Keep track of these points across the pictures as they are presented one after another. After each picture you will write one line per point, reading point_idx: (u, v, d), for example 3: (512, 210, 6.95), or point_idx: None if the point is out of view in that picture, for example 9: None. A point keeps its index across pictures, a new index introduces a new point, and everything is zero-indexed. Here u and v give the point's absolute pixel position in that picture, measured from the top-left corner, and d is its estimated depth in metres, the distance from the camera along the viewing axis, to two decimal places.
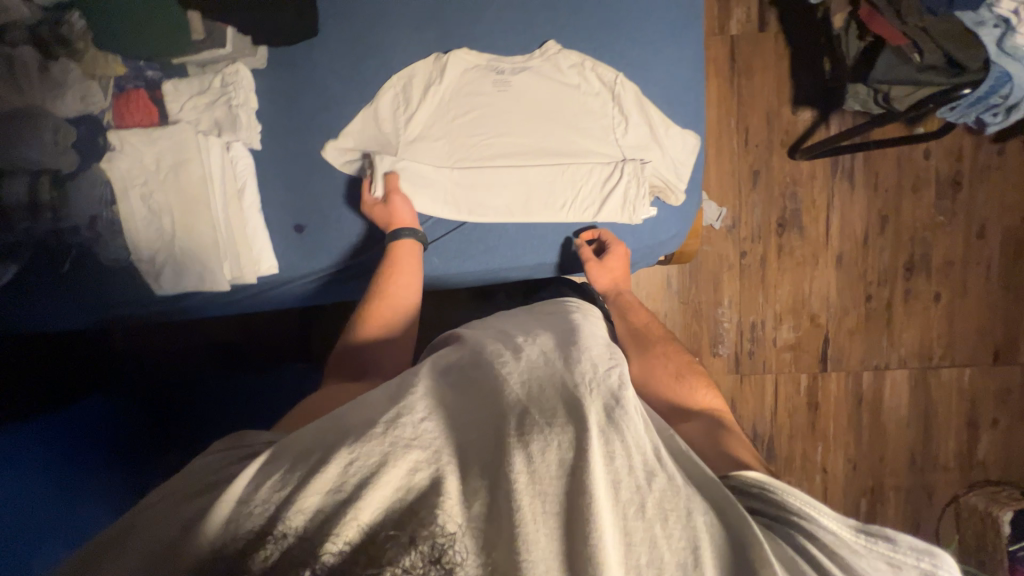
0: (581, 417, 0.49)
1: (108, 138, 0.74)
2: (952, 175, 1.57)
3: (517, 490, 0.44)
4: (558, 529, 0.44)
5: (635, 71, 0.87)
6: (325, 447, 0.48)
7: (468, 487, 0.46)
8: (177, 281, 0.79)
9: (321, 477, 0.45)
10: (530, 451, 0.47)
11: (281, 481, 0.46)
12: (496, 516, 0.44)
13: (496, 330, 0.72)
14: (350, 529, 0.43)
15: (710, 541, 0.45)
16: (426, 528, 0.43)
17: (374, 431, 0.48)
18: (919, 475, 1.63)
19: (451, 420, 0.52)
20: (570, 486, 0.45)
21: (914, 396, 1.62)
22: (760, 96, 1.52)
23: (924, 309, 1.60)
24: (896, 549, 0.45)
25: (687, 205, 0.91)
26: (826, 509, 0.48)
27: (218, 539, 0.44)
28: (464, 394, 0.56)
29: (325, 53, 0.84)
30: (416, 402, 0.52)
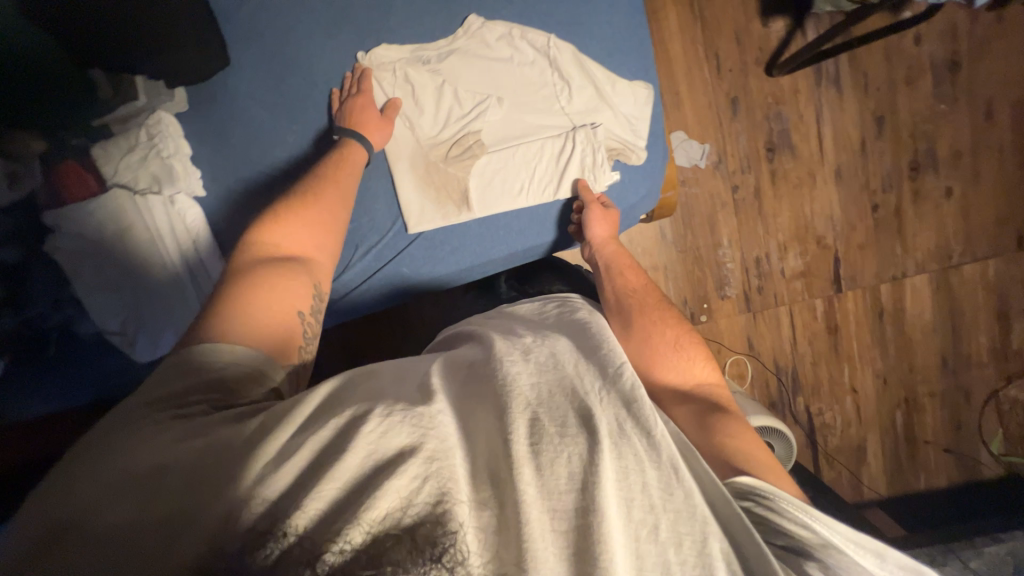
0: (595, 427, 0.45)
1: (46, 219, 0.73)
2: (949, 57, 1.44)
3: (525, 504, 0.40)
4: (563, 547, 0.40)
5: (570, 29, 0.81)
6: (348, 426, 0.42)
7: (479, 491, 0.41)
8: (154, 347, 0.79)
9: (341, 467, 0.39)
10: (541, 460, 0.43)
11: (309, 462, 0.39)
12: (500, 533, 0.40)
13: (501, 328, 0.67)
14: (360, 525, 0.36)
15: (726, 568, 0.41)
16: (441, 531, 0.38)
17: (397, 417, 0.43)
18: (953, 377, 1.58)
19: (465, 415, 0.47)
20: (581, 499, 0.41)
21: (937, 299, 1.55)
22: (724, 16, 1.40)
23: (935, 207, 1.51)
24: (890, 566, 0.46)
25: (654, 160, 0.86)
26: (828, 520, 0.45)
27: (216, 535, 0.36)
28: (479, 387, 0.51)
29: (240, 80, 0.79)
30: (437, 390, 0.47)
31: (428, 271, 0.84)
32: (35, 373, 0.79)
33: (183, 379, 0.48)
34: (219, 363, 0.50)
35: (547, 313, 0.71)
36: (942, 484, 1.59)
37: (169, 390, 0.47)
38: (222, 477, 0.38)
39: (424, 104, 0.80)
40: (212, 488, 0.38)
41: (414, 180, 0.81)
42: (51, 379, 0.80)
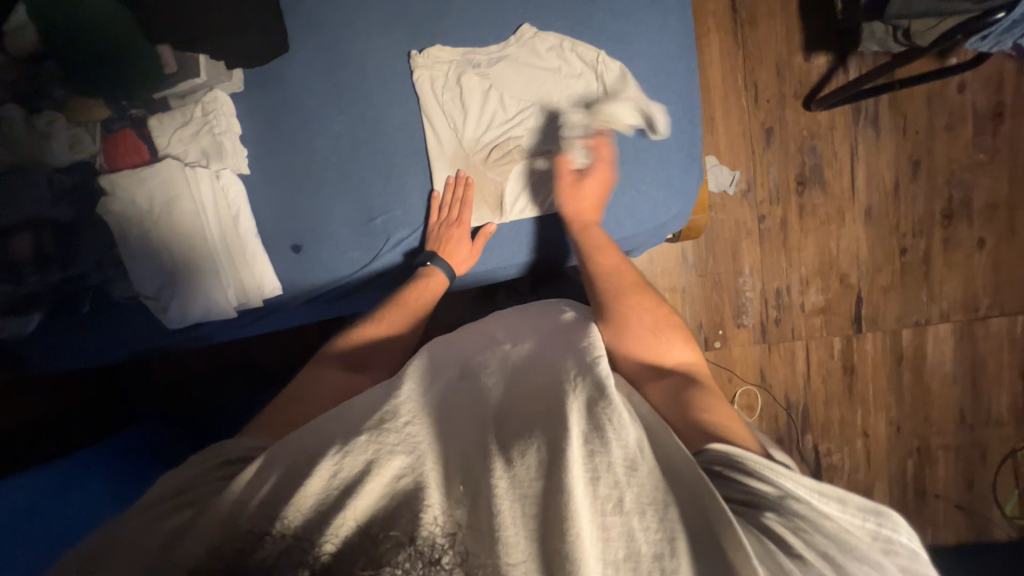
0: (561, 421, 0.48)
1: (100, 182, 0.76)
2: (992, 108, 1.43)
3: (496, 495, 0.44)
4: (536, 527, 0.43)
5: (618, 47, 0.81)
6: (317, 451, 0.47)
7: (452, 491, 0.45)
8: (184, 314, 0.81)
9: (311, 484, 0.44)
10: (511, 455, 0.46)
11: (274, 487, 0.45)
12: (475, 522, 0.43)
13: (483, 333, 0.72)
14: (343, 529, 0.42)
15: (687, 532, 0.43)
16: (419, 525, 0.42)
17: (359, 438, 0.47)
18: (970, 432, 1.54)
19: (437, 425, 0.51)
20: (548, 484, 0.44)
21: (960, 350, 1.52)
22: (767, 47, 1.41)
23: (966, 257, 1.48)
24: (845, 509, 0.46)
25: (688, 183, 0.85)
26: (781, 470, 0.48)
27: (216, 545, 0.42)
28: (452, 401, 0.56)
29: (297, 67, 0.82)
30: (403, 406, 0.52)
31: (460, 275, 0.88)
32: (73, 326, 0.82)
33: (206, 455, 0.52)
34: (234, 445, 0.54)
35: (536, 317, 0.75)
36: (948, 541, 1.55)
37: (184, 471, 0.50)
38: (220, 518, 0.44)
39: (470, 106, 0.82)
40: (211, 534, 0.43)
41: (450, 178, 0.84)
42: (88, 334, 0.83)
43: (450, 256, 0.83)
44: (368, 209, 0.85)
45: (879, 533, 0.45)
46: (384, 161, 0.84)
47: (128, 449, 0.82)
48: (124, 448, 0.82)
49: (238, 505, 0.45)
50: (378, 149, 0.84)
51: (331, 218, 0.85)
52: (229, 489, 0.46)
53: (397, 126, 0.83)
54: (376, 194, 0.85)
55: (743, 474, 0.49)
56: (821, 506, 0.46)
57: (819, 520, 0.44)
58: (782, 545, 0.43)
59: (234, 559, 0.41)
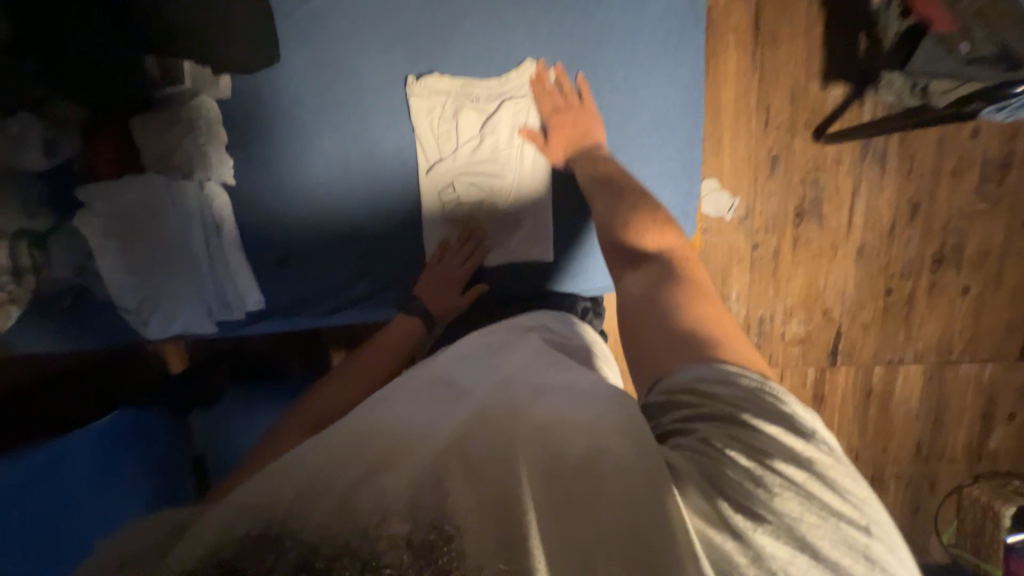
0: (518, 424, 0.48)
1: (78, 192, 0.74)
2: (1001, 157, 1.40)
3: (453, 482, 0.41)
4: (500, 509, 0.40)
5: (623, 96, 0.79)
6: (273, 471, 0.45)
7: (407, 482, 0.42)
8: (167, 325, 0.81)
9: (285, 491, 0.41)
10: (472, 451, 0.45)
11: (245, 498, 0.41)
12: (442, 511, 0.39)
13: (450, 352, 0.70)
14: (301, 535, 0.38)
15: (656, 512, 0.39)
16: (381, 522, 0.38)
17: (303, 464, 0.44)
18: (923, 465, 1.62)
19: (393, 430, 0.49)
20: (506, 468, 0.43)
21: (927, 389, 1.57)
22: (784, 71, 1.36)
23: (948, 302, 1.50)
24: (785, 406, 0.45)
25: (678, 238, 0.84)
26: (723, 377, 0.47)
27: (209, 545, 0.37)
28: (414, 409, 0.54)
29: (288, 80, 0.78)
30: (360, 427, 0.50)
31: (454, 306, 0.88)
32: (58, 324, 0.83)
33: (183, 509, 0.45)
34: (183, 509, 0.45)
35: (508, 330, 0.75)
36: None
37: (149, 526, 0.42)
38: (208, 527, 0.39)
39: (466, 141, 0.81)
40: (201, 539, 0.38)
41: (442, 212, 0.83)
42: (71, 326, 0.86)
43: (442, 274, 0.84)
44: (355, 230, 0.84)
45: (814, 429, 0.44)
46: (374, 182, 0.82)
47: (127, 436, 0.79)
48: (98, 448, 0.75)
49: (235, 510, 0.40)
50: (369, 172, 0.81)
51: (316, 236, 0.83)
52: (227, 498, 0.43)
53: (389, 152, 0.81)
54: (364, 218, 0.83)
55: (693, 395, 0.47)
56: (760, 414, 0.44)
57: (767, 433, 0.42)
58: (733, 489, 0.41)
59: (228, 561, 0.36)
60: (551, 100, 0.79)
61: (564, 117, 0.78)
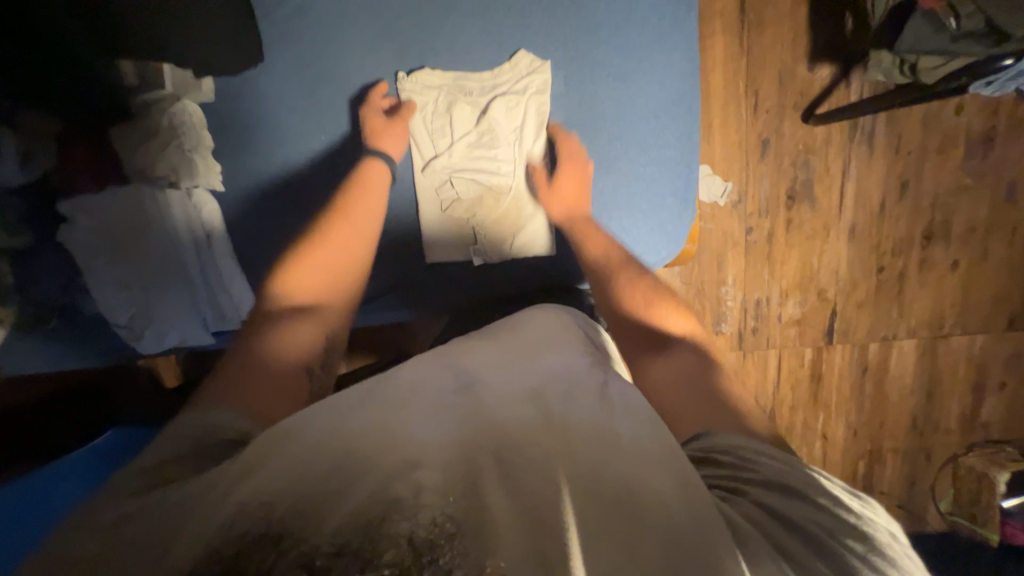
0: (559, 432, 0.48)
1: (58, 207, 0.70)
2: (985, 132, 1.42)
3: (492, 491, 0.42)
4: (540, 522, 0.40)
5: (618, 84, 0.78)
6: (295, 454, 0.44)
7: (442, 482, 0.42)
8: (160, 342, 0.78)
9: (292, 489, 0.41)
10: (510, 460, 0.45)
11: (259, 482, 0.41)
12: (470, 515, 0.40)
13: (469, 341, 0.68)
14: (327, 527, 0.38)
15: (690, 537, 0.41)
16: (405, 519, 0.39)
17: (330, 450, 0.44)
18: (919, 438, 1.65)
19: (429, 428, 0.48)
20: (549, 482, 0.43)
21: (920, 364, 1.60)
22: (771, 55, 1.36)
23: (938, 278, 1.53)
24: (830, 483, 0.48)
25: (679, 226, 0.83)
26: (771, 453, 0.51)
27: (210, 535, 0.38)
28: (442, 406, 0.52)
29: (276, 82, 0.76)
30: (390, 419, 0.49)
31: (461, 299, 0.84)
32: (35, 353, 0.76)
33: (198, 413, 0.52)
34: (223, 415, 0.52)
35: (528, 321, 0.71)
36: None
37: (170, 443, 0.48)
38: (215, 523, 0.38)
39: (460, 136, 0.80)
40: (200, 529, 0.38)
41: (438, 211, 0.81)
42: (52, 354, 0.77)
43: (388, 146, 0.77)
44: None
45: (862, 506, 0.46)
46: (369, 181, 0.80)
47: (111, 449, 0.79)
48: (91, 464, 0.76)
49: (228, 504, 0.40)
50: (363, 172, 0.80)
51: None
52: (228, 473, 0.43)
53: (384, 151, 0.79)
54: None
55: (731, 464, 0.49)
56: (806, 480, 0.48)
57: (812, 497, 0.45)
58: (779, 538, 0.43)
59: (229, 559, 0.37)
60: (566, 149, 0.79)
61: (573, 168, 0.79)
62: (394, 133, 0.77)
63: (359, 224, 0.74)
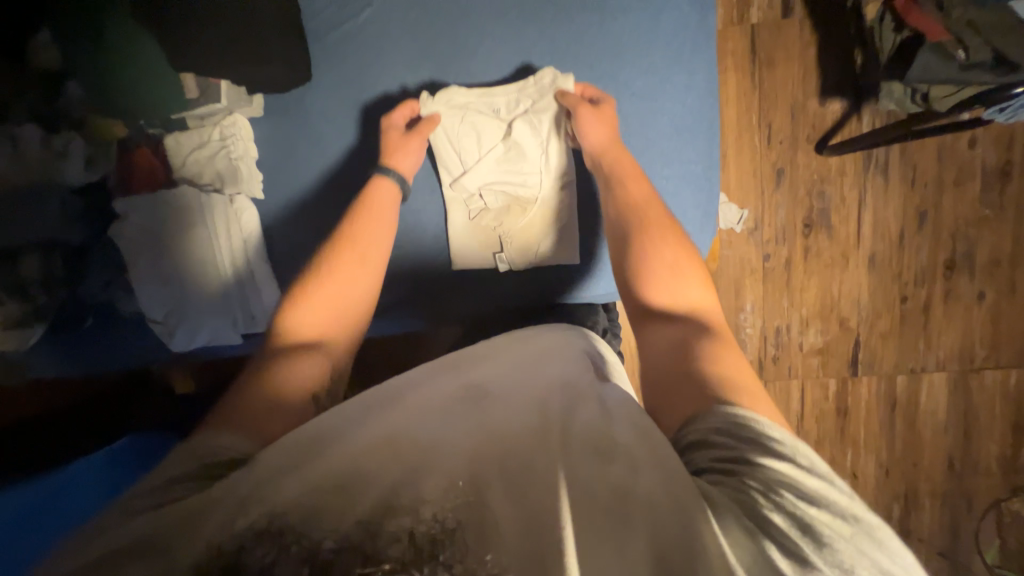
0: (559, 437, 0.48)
1: (114, 206, 0.77)
2: (1002, 165, 1.43)
3: (497, 502, 0.42)
4: (540, 531, 0.40)
5: (641, 103, 0.82)
6: (301, 456, 0.45)
7: (443, 488, 0.43)
8: (191, 339, 0.81)
9: (303, 497, 0.42)
10: (510, 466, 0.45)
11: (269, 485, 0.42)
12: (469, 517, 0.41)
13: (479, 347, 0.68)
14: (337, 522, 0.40)
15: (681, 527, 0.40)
16: (407, 518, 0.40)
17: (334, 450, 0.45)
18: (957, 481, 1.56)
19: (431, 434, 0.48)
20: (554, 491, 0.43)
21: (952, 400, 1.53)
22: (783, 90, 1.42)
23: (965, 310, 1.50)
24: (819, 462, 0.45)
25: (700, 240, 0.83)
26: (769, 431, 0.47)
27: (216, 535, 0.39)
28: (449, 412, 0.52)
29: (322, 101, 0.82)
30: (387, 424, 0.49)
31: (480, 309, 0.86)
32: (69, 349, 0.82)
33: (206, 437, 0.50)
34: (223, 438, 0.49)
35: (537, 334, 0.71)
36: None
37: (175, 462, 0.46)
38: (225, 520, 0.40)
39: (487, 152, 0.84)
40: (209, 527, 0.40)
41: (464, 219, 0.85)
42: (85, 351, 0.83)
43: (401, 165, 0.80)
44: None
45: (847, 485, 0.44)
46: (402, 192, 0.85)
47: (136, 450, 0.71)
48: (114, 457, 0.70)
49: (242, 505, 0.41)
50: None
51: None
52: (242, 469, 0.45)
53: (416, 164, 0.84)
54: None
55: (728, 432, 0.48)
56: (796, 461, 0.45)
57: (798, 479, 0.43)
58: (765, 519, 0.41)
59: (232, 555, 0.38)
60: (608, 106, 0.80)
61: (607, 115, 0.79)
62: (407, 150, 0.80)
63: (373, 241, 0.75)
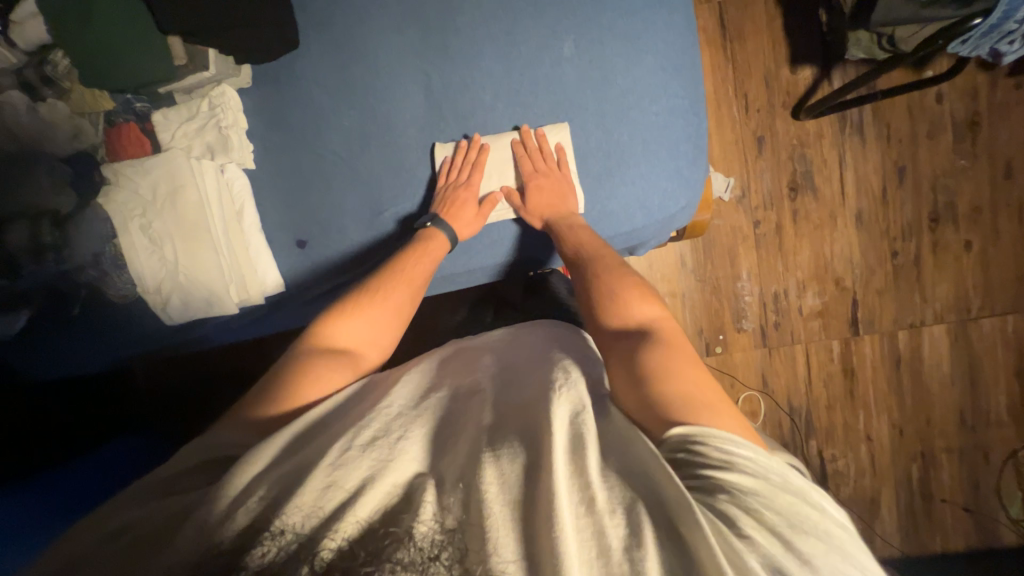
0: (554, 427, 0.47)
1: (103, 172, 0.75)
2: (969, 117, 1.49)
3: (488, 498, 0.43)
4: (524, 532, 0.41)
5: (627, 43, 0.79)
6: (308, 460, 0.45)
7: (445, 493, 0.44)
8: (185, 310, 0.79)
9: (299, 495, 0.42)
10: (504, 463, 0.45)
11: (272, 488, 0.43)
12: (466, 517, 0.43)
13: (469, 348, 0.71)
14: (349, 525, 0.41)
15: (660, 524, 0.41)
16: (413, 525, 0.42)
17: (351, 453, 0.45)
18: (971, 433, 1.54)
19: (430, 440, 0.49)
20: (540, 484, 0.43)
21: (955, 351, 1.54)
22: (755, 61, 1.47)
23: (954, 260, 1.52)
24: (798, 485, 0.45)
25: (694, 178, 0.84)
26: (744, 452, 0.46)
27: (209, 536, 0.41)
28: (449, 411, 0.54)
29: (308, 63, 0.81)
30: (394, 421, 0.49)
31: (478, 264, 0.87)
32: (60, 329, 0.81)
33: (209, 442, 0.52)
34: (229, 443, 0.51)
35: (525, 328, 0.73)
36: (957, 546, 1.53)
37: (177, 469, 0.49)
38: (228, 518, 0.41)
39: (480, 108, 0.81)
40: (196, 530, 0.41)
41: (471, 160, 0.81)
42: (80, 335, 0.82)
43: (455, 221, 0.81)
44: (376, 203, 0.83)
45: (823, 506, 0.44)
46: (394, 154, 0.82)
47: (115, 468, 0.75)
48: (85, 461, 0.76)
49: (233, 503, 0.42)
50: (388, 144, 0.82)
51: (337, 211, 0.83)
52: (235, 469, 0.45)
53: (407, 123, 0.82)
54: (385, 187, 0.83)
55: (701, 449, 0.47)
56: (773, 486, 0.44)
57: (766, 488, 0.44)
58: (734, 525, 0.41)
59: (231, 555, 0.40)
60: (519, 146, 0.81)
61: (546, 181, 0.80)
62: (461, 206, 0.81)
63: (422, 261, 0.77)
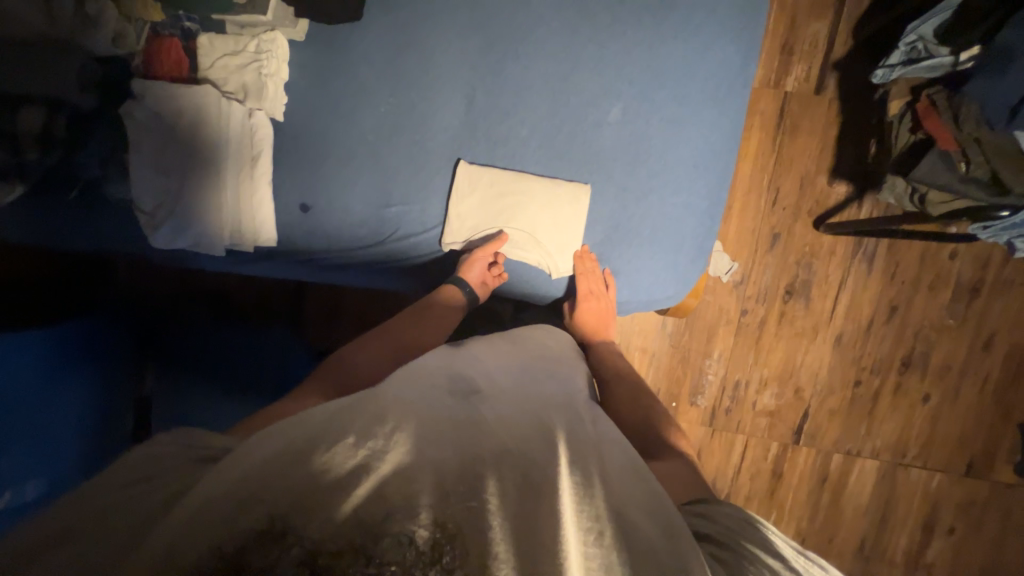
0: (550, 453, 0.49)
1: (132, 84, 0.75)
2: (974, 281, 1.52)
3: (490, 509, 0.42)
4: (526, 550, 0.41)
5: (671, 129, 0.80)
6: (303, 442, 0.45)
7: (444, 491, 0.43)
8: (172, 238, 0.81)
9: (291, 486, 0.41)
10: (505, 477, 0.45)
11: (263, 464, 0.43)
12: (467, 523, 0.41)
13: (469, 351, 0.71)
14: (342, 509, 0.40)
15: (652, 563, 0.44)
16: (411, 523, 0.40)
17: (345, 439, 0.44)
18: (864, 562, 1.63)
19: (432, 428, 0.49)
20: (539, 508, 0.44)
21: (878, 487, 1.61)
22: (798, 160, 1.48)
23: (909, 406, 1.58)
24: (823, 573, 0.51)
25: (688, 273, 0.86)
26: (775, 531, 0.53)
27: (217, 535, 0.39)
28: (448, 409, 0.53)
29: (365, 38, 0.80)
30: (390, 412, 0.49)
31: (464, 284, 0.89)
32: (44, 211, 0.80)
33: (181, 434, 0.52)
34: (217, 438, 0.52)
35: (521, 350, 0.75)
36: None
37: (151, 457, 0.49)
38: (215, 514, 0.40)
39: (515, 140, 0.82)
40: (183, 526, 0.39)
41: (486, 186, 0.83)
42: (70, 223, 0.81)
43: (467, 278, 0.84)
44: (386, 195, 0.85)
45: None
46: (417, 154, 0.83)
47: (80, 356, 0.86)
48: (19, 421, 0.78)
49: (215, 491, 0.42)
50: (415, 143, 0.83)
51: (349, 189, 0.84)
52: (218, 467, 0.44)
53: (443, 127, 0.82)
54: (400, 182, 0.84)
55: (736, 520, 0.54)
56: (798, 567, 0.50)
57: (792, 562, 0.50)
58: None
59: (232, 557, 0.38)
60: (579, 266, 0.84)
61: (596, 303, 0.85)
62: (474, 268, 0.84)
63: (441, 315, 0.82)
